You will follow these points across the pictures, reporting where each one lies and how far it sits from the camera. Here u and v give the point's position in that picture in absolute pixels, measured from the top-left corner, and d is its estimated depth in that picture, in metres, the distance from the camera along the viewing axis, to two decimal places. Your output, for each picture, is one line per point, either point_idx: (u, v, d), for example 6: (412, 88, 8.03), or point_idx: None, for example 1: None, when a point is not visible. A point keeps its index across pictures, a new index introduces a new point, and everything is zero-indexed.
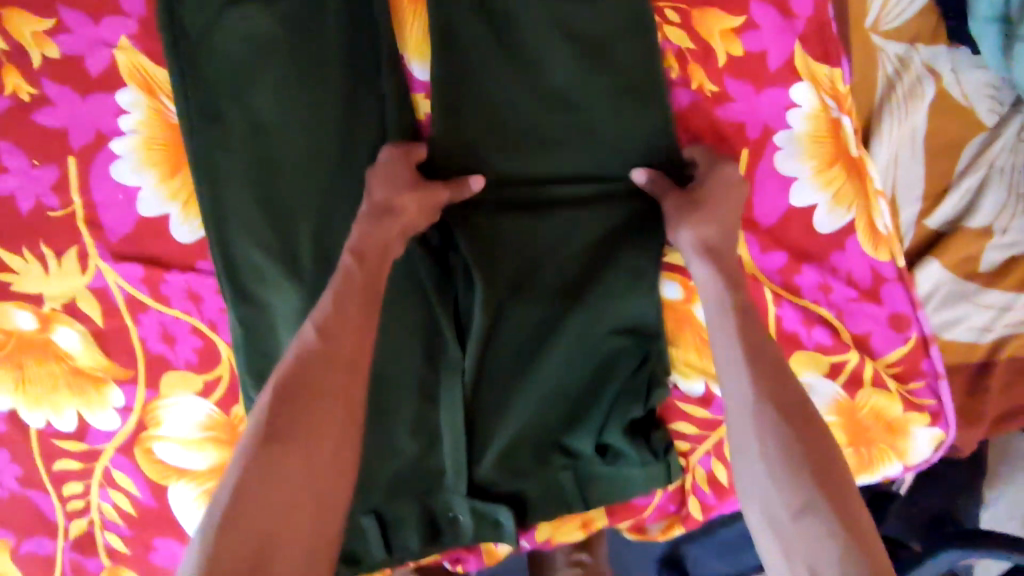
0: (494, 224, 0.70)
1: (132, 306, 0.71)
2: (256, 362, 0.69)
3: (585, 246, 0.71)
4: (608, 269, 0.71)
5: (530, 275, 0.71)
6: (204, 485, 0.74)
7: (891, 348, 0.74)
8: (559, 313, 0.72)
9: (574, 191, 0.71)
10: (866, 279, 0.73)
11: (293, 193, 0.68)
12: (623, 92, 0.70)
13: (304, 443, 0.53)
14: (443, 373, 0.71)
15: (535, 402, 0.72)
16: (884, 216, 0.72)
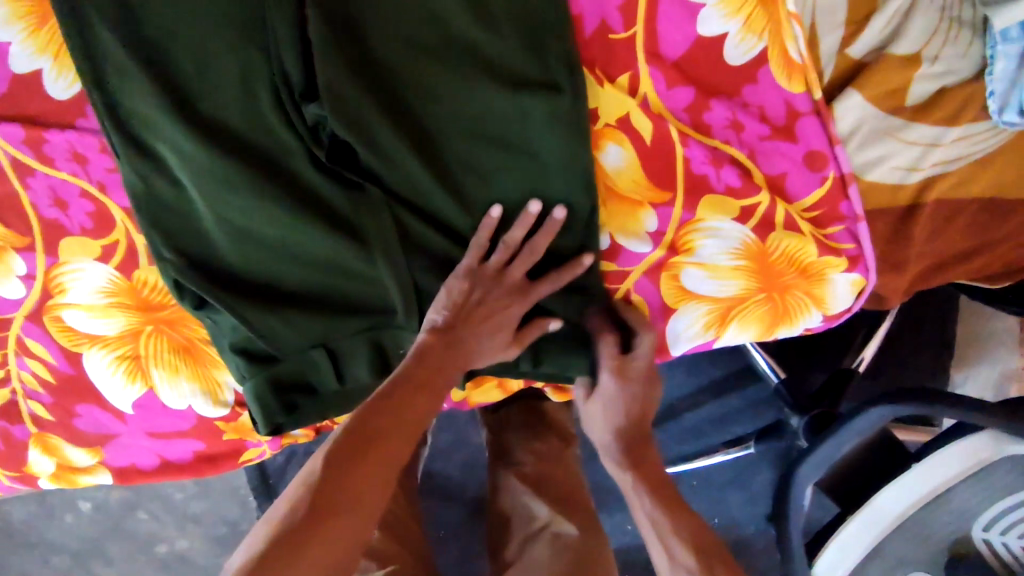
0: (384, 64, 0.67)
1: (19, 169, 0.70)
2: (155, 214, 0.68)
3: (480, 81, 0.67)
4: (508, 93, 0.67)
5: (425, 111, 0.68)
6: (116, 350, 0.75)
7: (807, 192, 0.71)
8: (465, 150, 0.69)
9: (465, 28, 0.67)
10: (779, 114, 0.69)
11: (167, 34, 0.65)
12: None
13: (361, 492, 0.55)
14: (360, 213, 0.69)
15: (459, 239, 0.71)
16: (799, 44, 0.67)
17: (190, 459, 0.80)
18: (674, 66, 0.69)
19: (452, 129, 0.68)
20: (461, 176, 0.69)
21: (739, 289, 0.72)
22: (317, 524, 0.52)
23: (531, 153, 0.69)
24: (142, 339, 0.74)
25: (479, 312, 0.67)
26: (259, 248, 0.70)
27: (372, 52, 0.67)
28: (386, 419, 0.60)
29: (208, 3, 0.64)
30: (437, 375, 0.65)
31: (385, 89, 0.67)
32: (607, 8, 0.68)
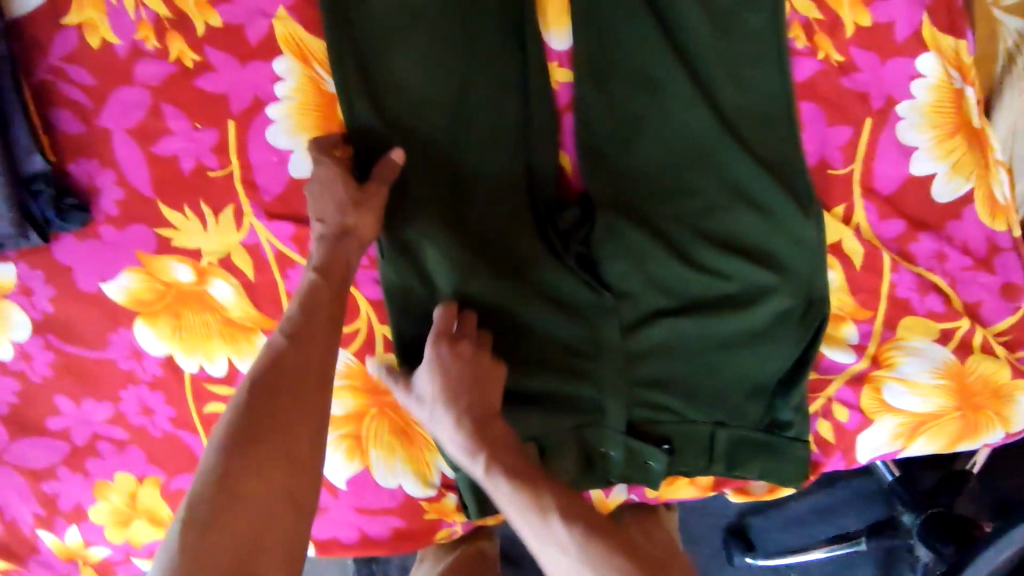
0: (630, 176, 0.74)
1: (282, 262, 0.76)
2: (403, 301, 0.72)
3: (713, 202, 0.74)
4: (745, 211, 0.74)
5: (660, 222, 0.74)
6: (340, 430, 0.80)
7: (1001, 317, 0.76)
8: (692, 263, 0.74)
9: (708, 150, 0.73)
10: (981, 248, 0.75)
11: (450, 141, 0.73)
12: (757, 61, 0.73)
13: (281, 443, 0.54)
14: (598, 316, 0.74)
15: (681, 345, 0.75)
16: (1002, 186, 0.74)
17: (387, 536, 0.83)
18: (887, 200, 0.75)
19: (687, 241, 0.74)
20: (689, 287, 0.74)
21: (939, 406, 0.75)
22: (250, 451, 0.52)
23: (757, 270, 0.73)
24: (366, 420, 0.80)
25: (322, 192, 0.67)
26: (493, 333, 0.73)
27: (620, 171, 0.74)
28: (293, 353, 0.58)
29: (491, 124, 0.73)
30: (323, 309, 0.62)
31: (622, 203, 0.74)
32: (828, 148, 0.74)
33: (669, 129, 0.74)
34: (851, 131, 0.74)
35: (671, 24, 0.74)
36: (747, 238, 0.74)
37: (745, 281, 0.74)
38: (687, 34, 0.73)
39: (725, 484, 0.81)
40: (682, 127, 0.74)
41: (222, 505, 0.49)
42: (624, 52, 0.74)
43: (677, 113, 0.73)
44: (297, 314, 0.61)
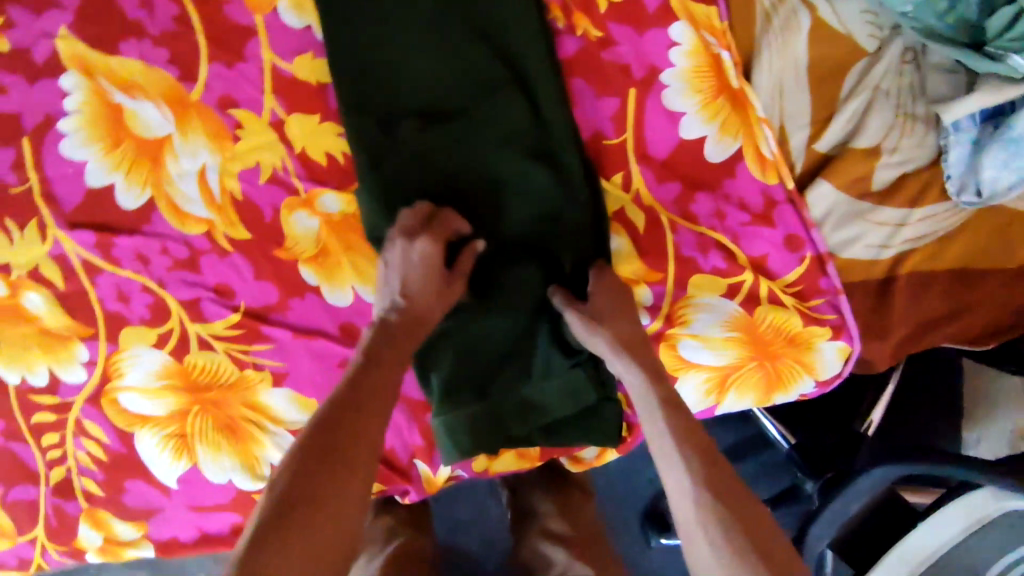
0: (468, 133, 0.77)
1: (88, 269, 0.79)
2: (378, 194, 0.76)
3: (477, 180, 0.77)
4: (553, 192, 0.76)
5: (486, 190, 0.77)
6: (165, 430, 0.82)
7: (788, 269, 0.79)
8: (513, 238, 0.77)
9: (521, 126, 0.77)
10: (758, 202, 0.79)
11: (371, 80, 0.78)
12: (500, 41, 0.78)
13: (334, 500, 0.57)
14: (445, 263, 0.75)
15: (501, 315, 0.76)
16: (768, 143, 0.77)
17: (227, 531, 0.86)
18: (662, 165, 0.78)
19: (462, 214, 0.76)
20: (507, 261, 0.76)
21: (732, 358, 0.79)
22: (307, 507, 0.55)
23: (524, 230, 0.77)
24: (189, 417, 0.82)
25: (405, 267, 0.70)
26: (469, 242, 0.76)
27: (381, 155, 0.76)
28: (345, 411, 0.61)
29: (371, 77, 0.78)
30: (382, 379, 0.64)
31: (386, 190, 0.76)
32: (600, 119, 0.78)
33: (417, 112, 0.78)
34: (619, 101, 0.77)
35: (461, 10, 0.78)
36: (556, 214, 0.77)
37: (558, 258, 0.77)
38: (441, 17, 0.78)
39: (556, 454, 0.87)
40: (434, 111, 0.78)
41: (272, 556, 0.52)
42: (379, 37, 0.78)
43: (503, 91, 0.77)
44: (331, 409, 0.61)
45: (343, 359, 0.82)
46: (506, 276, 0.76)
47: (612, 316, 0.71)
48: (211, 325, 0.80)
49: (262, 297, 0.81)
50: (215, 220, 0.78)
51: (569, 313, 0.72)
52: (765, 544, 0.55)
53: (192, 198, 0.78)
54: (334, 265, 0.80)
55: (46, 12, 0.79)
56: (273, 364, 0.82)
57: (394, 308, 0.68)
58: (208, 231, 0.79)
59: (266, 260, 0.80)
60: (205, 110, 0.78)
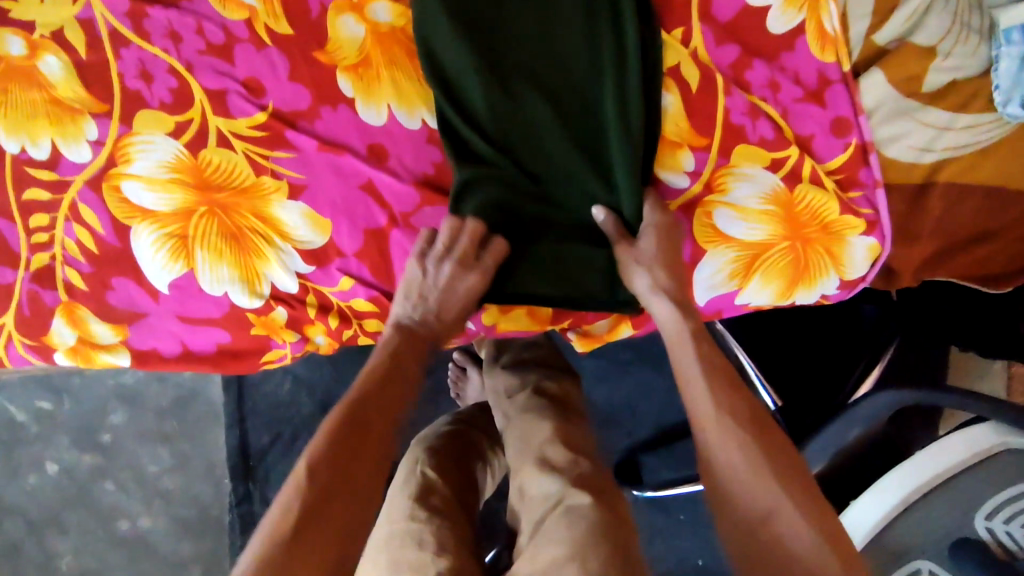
0: None
1: (115, 40, 0.75)
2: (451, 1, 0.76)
3: (531, 19, 0.77)
4: (605, 37, 0.76)
5: (545, 31, 0.77)
6: (165, 228, 0.77)
7: (833, 154, 0.79)
8: (565, 86, 0.77)
9: None
10: (812, 80, 0.78)
11: None
12: None
13: (375, 430, 0.68)
14: (500, 87, 0.76)
15: (556, 162, 0.76)
16: (831, 19, 0.77)
17: (213, 352, 0.81)
18: (723, 27, 0.77)
19: (510, 61, 0.77)
20: (557, 106, 0.77)
21: (766, 234, 0.77)
22: (360, 432, 0.67)
23: (573, 79, 0.77)
24: (193, 219, 0.77)
25: (445, 294, 0.74)
26: (527, 74, 0.77)
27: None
28: (394, 368, 0.73)
29: None
30: (405, 363, 0.74)
31: (459, 15, 0.76)
32: None
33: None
34: None
35: None
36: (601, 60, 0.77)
37: (603, 109, 0.76)
38: None
39: (568, 322, 0.83)
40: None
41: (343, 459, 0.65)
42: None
43: None
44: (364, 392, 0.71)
45: (366, 181, 0.78)
46: (556, 125, 0.76)
47: (659, 261, 0.73)
48: (234, 121, 0.76)
49: (293, 102, 0.76)
50: (258, 9, 0.75)
51: (620, 249, 0.74)
52: (780, 456, 0.63)
53: None
54: (372, 78, 0.77)
55: None
56: (291, 175, 0.77)
57: (422, 307, 0.75)
58: (248, 19, 0.75)
59: (305, 60, 0.76)
60: None
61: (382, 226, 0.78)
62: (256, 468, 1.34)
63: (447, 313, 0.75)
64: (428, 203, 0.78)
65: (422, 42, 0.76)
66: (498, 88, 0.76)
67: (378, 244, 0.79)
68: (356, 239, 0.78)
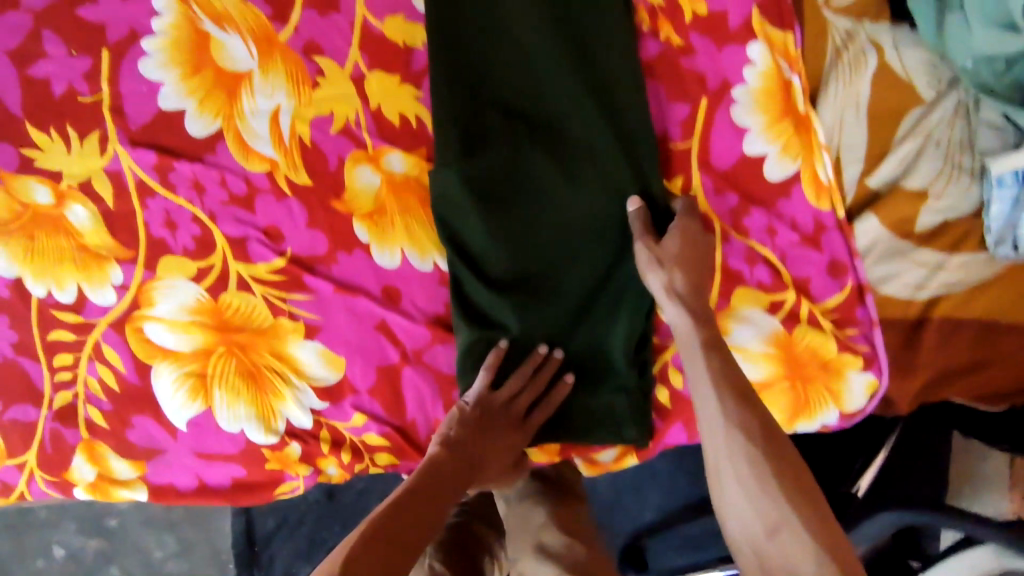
0: (552, 112, 0.79)
1: (142, 191, 0.78)
2: (463, 148, 0.78)
3: (543, 165, 0.79)
4: (611, 187, 0.78)
5: (558, 175, 0.79)
6: (185, 368, 0.80)
7: (830, 294, 0.81)
8: (579, 230, 0.79)
9: (584, 127, 0.78)
10: (808, 225, 0.81)
11: (440, 46, 0.77)
12: (571, 43, 0.79)
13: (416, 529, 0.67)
14: (503, 234, 0.78)
15: (557, 310, 0.79)
16: (826, 169, 0.80)
17: (227, 486, 0.83)
18: (723, 175, 0.80)
19: (518, 218, 0.79)
20: (566, 254, 0.79)
21: (765, 374, 0.80)
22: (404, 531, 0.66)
23: (592, 223, 0.79)
24: (212, 359, 0.80)
25: (494, 438, 0.76)
26: (528, 219, 0.79)
27: (477, 142, 0.79)
28: (442, 476, 0.73)
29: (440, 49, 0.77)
30: (448, 480, 0.73)
31: (469, 178, 0.77)
32: (670, 123, 0.80)
33: (502, 106, 0.79)
34: (690, 109, 0.80)
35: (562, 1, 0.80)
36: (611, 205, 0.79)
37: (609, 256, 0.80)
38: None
39: (575, 452, 0.85)
40: (519, 111, 0.79)
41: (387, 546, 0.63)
42: (506, 19, 0.79)
43: (594, 88, 0.79)
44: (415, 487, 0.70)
45: (379, 321, 0.80)
46: (556, 278, 0.79)
47: (685, 262, 0.73)
48: (253, 265, 0.79)
49: (311, 247, 0.80)
50: (279, 161, 0.78)
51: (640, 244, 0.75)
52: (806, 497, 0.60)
53: (261, 136, 0.78)
54: (387, 225, 0.80)
55: None
56: (307, 316, 0.80)
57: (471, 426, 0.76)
58: (269, 171, 0.78)
59: (323, 208, 0.79)
60: (291, 55, 0.78)
61: (394, 363, 0.81)
62: (262, 553, 1.35)
63: (480, 446, 0.76)
64: (438, 341, 0.81)
65: (433, 188, 0.78)
66: (504, 232, 0.78)
67: (390, 381, 0.81)
68: (369, 377, 0.81)
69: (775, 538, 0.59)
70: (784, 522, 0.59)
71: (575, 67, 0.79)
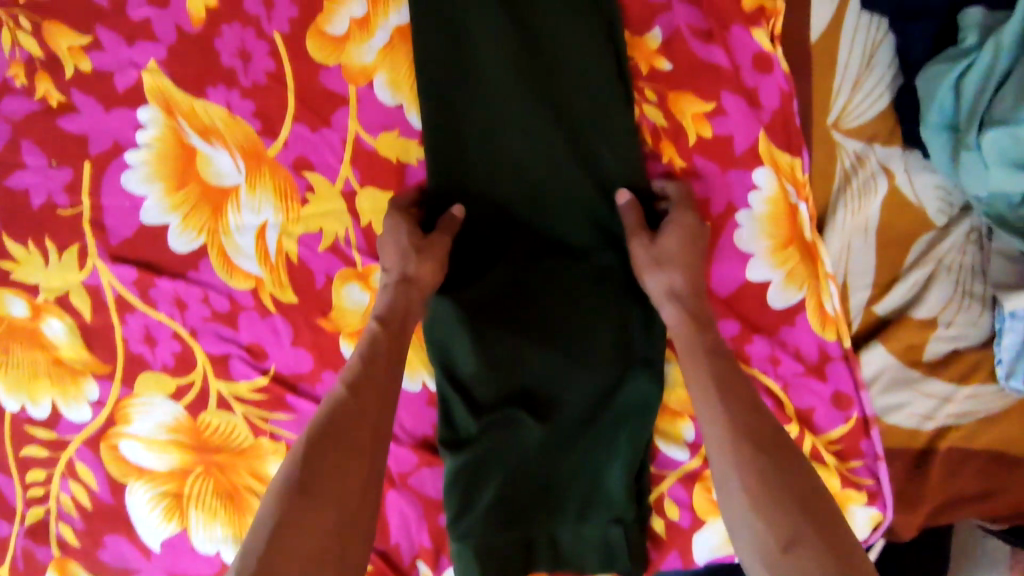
0: (554, 228, 0.76)
1: (121, 306, 0.75)
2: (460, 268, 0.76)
3: (544, 289, 0.75)
4: (610, 311, 0.76)
5: (555, 298, 0.75)
6: (160, 487, 0.76)
7: (834, 426, 0.78)
8: (576, 352, 0.75)
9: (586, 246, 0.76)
10: (813, 355, 0.77)
11: (437, 159, 0.74)
12: (575, 154, 0.75)
13: (333, 487, 0.58)
14: (495, 356, 0.75)
15: (549, 437, 0.75)
16: (833, 299, 0.76)
17: None
18: (724, 302, 0.77)
19: (508, 338, 0.75)
20: (562, 377, 0.75)
21: None
22: (308, 501, 0.57)
23: (590, 349, 0.75)
24: (189, 479, 0.76)
25: (405, 305, 0.68)
26: (525, 342, 0.75)
27: (481, 266, 0.76)
28: (350, 411, 0.61)
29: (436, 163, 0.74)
30: (364, 398, 0.62)
31: (466, 305, 0.74)
32: None
33: (499, 220, 0.76)
34: None
35: (565, 109, 0.75)
36: (607, 327, 0.75)
37: (607, 379, 0.75)
38: (534, 105, 0.74)
39: None
40: (515, 224, 0.76)
41: (303, 505, 0.56)
42: (516, 135, 0.74)
43: (597, 206, 0.75)
44: (322, 429, 0.60)
45: None
46: (552, 402, 0.75)
47: (678, 262, 0.69)
48: (235, 384, 0.76)
49: (295, 365, 0.76)
50: (265, 279, 0.75)
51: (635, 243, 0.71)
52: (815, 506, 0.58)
53: (246, 253, 0.75)
54: None
55: (139, 41, 0.73)
56: (290, 437, 0.75)
57: (363, 351, 0.65)
58: (254, 288, 0.75)
59: (308, 326, 0.75)
60: (279, 168, 0.75)
61: None
62: None
63: (390, 371, 0.65)
64: (426, 464, 0.78)
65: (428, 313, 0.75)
66: (494, 352, 0.75)
67: None
68: None
69: (788, 553, 0.56)
70: (796, 536, 0.57)
71: (582, 186, 0.75)
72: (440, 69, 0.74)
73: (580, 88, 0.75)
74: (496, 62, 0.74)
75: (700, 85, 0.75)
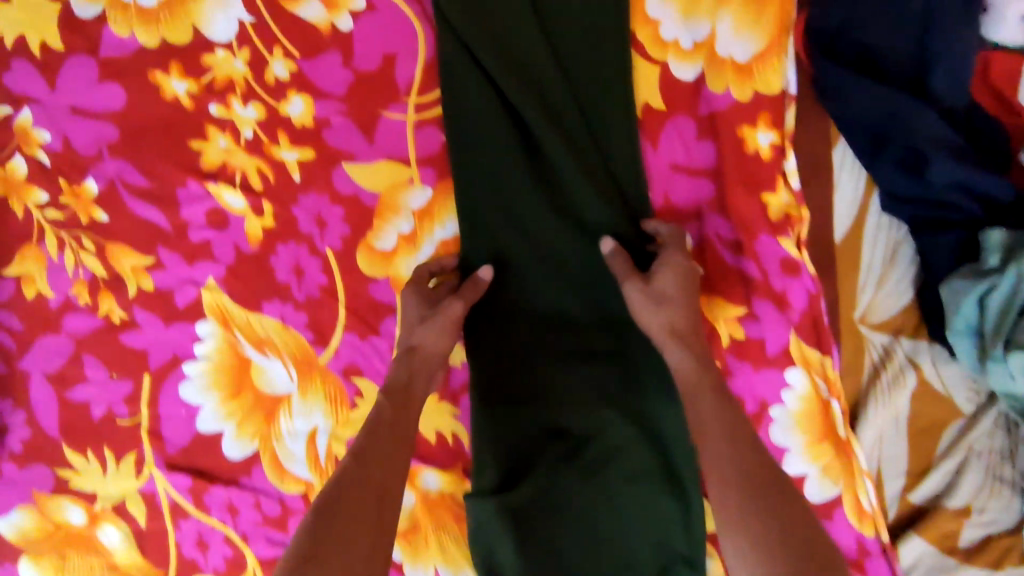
0: (596, 428, 0.78)
1: (175, 512, 0.77)
2: (506, 467, 0.77)
3: (582, 489, 0.76)
4: (645, 516, 0.76)
5: (592, 498, 0.76)
6: None
7: None
8: (616, 556, 0.75)
9: (622, 445, 0.77)
10: (852, 549, 0.78)
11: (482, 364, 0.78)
12: (616, 362, 0.79)
13: (342, 535, 0.55)
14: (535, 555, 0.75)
15: None
16: (869, 494, 0.77)
17: None
18: None
19: (546, 535, 0.76)
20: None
21: None
22: (324, 534, 0.55)
23: (629, 552, 0.75)
24: None
25: (421, 361, 0.70)
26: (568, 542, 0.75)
27: (522, 471, 0.77)
28: (356, 480, 0.59)
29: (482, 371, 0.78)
30: (372, 471, 0.60)
31: (508, 507, 0.75)
32: None
33: (544, 421, 0.78)
34: None
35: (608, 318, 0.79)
36: (643, 531, 0.75)
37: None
38: (576, 316, 0.79)
39: None
40: (558, 425, 0.78)
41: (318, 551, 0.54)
42: (560, 341, 0.79)
43: (636, 407, 0.78)
44: (325, 498, 0.58)
45: None
46: None
47: (675, 299, 0.68)
48: None
49: None
50: (315, 483, 0.76)
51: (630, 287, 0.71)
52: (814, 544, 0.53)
53: (296, 458, 0.77)
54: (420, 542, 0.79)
55: (199, 261, 0.77)
56: None
57: (382, 403, 0.66)
58: (305, 492, 0.76)
59: None
60: (330, 375, 0.77)
61: None
62: None
63: (403, 423, 0.65)
64: None
65: (472, 518, 0.76)
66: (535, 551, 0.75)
67: None
68: None
69: None
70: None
71: (626, 393, 0.78)
72: (491, 286, 0.79)
73: (623, 300, 0.78)
74: (541, 278, 0.78)
75: (729, 291, 0.79)
